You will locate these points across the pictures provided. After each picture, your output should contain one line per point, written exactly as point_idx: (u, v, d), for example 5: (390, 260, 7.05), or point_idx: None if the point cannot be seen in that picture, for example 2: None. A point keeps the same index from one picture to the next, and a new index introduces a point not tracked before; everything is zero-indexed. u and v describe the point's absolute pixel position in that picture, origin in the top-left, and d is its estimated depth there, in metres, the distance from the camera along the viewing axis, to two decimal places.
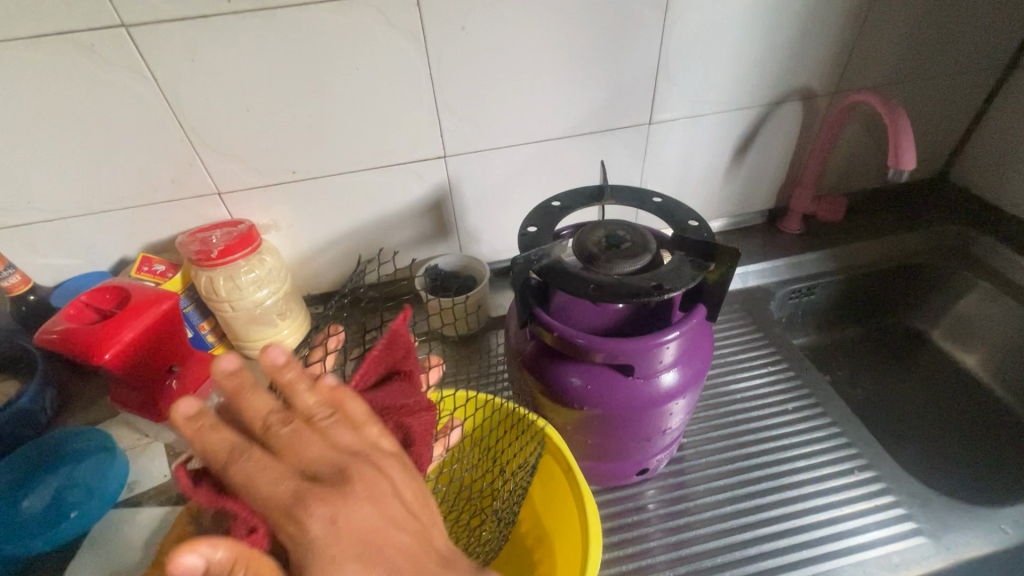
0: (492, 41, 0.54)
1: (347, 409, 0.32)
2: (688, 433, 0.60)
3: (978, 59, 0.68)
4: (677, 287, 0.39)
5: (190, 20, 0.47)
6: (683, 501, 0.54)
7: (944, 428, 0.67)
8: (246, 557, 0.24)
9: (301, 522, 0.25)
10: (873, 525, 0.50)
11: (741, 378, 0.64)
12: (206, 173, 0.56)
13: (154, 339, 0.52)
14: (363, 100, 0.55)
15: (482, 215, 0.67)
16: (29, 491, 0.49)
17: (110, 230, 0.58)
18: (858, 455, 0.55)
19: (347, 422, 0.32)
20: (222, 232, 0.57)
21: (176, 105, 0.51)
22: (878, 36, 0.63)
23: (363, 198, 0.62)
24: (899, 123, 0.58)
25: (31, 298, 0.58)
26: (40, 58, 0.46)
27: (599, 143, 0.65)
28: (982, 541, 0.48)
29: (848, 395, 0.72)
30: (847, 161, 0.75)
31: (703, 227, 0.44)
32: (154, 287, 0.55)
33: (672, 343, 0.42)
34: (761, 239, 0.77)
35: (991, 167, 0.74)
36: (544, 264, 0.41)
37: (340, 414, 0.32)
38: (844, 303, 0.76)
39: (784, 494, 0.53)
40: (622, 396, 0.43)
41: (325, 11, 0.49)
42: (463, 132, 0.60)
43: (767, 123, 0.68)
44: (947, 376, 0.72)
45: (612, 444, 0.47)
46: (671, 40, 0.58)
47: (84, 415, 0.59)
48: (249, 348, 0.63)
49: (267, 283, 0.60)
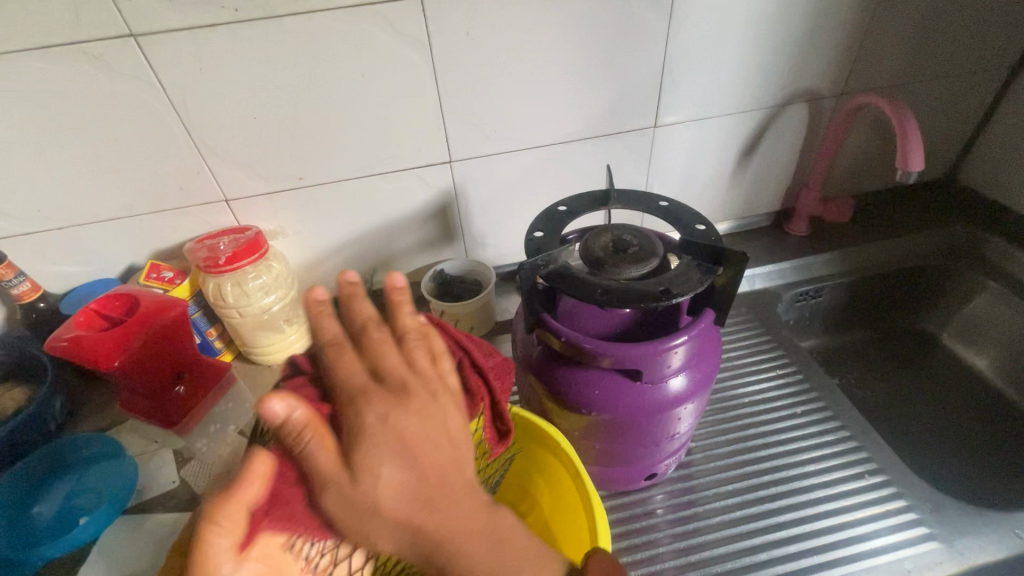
0: (496, 47, 0.54)
1: (436, 343, 0.36)
2: (696, 437, 0.60)
3: (986, 59, 0.67)
4: (685, 292, 0.38)
5: (197, 30, 0.47)
6: (692, 506, 0.53)
7: (954, 430, 0.67)
8: (313, 425, 0.29)
9: (362, 410, 0.30)
10: (885, 530, 0.49)
11: (749, 382, 0.64)
12: (213, 180, 0.57)
13: (161, 348, 0.53)
14: (368, 107, 0.55)
15: (486, 221, 0.67)
16: (40, 497, 0.49)
17: (118, 238, 0.59)
18: (868, 459, 0.55)
19: (429, 351, 0.35)
20: (229, 239, 0.57)
21: (185, 113, 0.52)
22: (884, 38, 0.63)
23: (369, 203, 0.62)
24: (905, 124, 0.58)
25: (42, 306, 0.58)
26: (50, 68, 0.47)
27: (604, 147, 0.65)
28: (995, 546, 0.47)
29: (857, 398, 0.71)
30: (854, 163, 0.74)
31: (711, 231, 0.44)
32: (163, 294, 0.55)
33: (679, 347, 0.42)
34: (768, 242, 0.76)
35: (998, 168, 0.73)
36: (552, 269, 0.41)
37: (425, 340, 0.36)
38: (852, 306, 0.76)
39: (793, 498, 0.53)
40: (630, 401, 0.43)
41: (332, 19, 0.49)
42: (468, 137, 0.60)
43: (773, 125, 0.68)
44: (958, 378, 0.72)
45: (620, 449, 0.47)
46: (675, 44, 0.58)
47: (94, 420, 0.59)
48: (256, 353, 0.63)
49: (274, 289, 0.60)
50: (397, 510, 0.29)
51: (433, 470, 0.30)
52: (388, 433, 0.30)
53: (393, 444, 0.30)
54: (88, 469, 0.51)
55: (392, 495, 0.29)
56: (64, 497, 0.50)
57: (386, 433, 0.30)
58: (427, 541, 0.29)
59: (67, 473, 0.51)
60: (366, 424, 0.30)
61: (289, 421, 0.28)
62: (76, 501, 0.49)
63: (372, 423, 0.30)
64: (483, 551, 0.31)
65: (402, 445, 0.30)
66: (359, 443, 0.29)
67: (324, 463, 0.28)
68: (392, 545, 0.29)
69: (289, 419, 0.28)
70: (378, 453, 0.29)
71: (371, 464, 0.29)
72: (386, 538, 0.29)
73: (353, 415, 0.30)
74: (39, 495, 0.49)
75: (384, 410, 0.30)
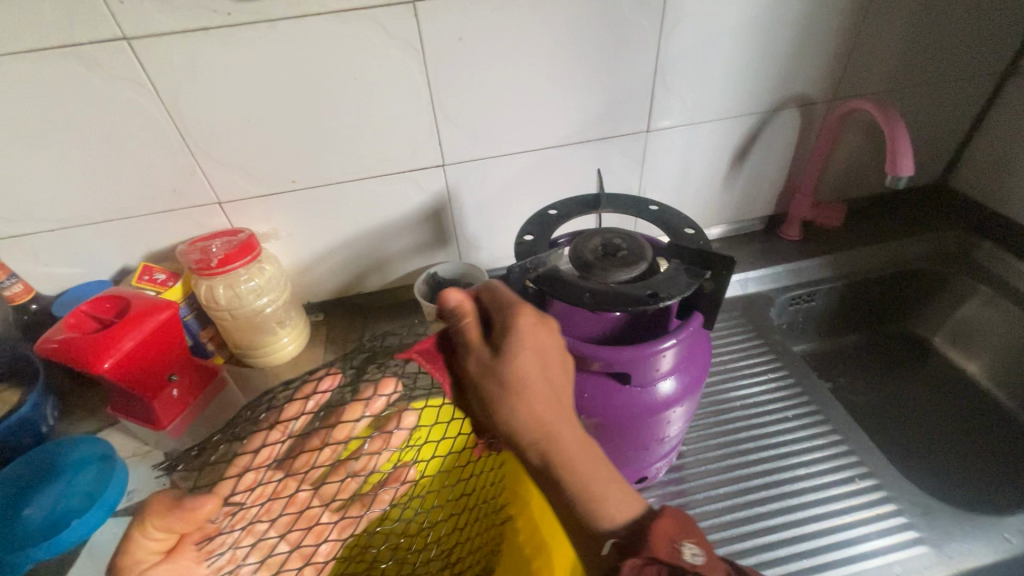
0: (489, 51, 0.54)
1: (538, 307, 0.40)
2: (688, 441, 0.60)
3: (976, 66, 0.68)
4: (672, 296, 0.39)
5: (190, 33, 0.47)
6: (683, 510, 0.53)
7: (946, 435, 0.67)
8: (468, 310, 0.34)
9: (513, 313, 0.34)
10: (875, 534, 0.49)
11: (741, 386, 0.64)
12: (206, 183, 0.57)
13: (152, 350, 0.53)
14: (360, 110, 0.55)
15: (480, 224, 0.68)
16: (31, 499, 0.49)
17: (111, 240, 0.59)
18: (859, 463, 0.55)
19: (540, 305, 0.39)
20: (222, 242, 0.57)
21: (178, 116, 0.52)
22: (875, 44, 0.63)
23: (362, 206, 0.62)
24: (896, 130, 0.58)
25: (34, 308, 0.58)
26: (43, 71, 0.47)
27: (597, 152, 0.65)
28: (984, 551, 0.47)
29: (849, 402, 0.72)
30: (846, 168, 0.75)
31: (700, 235, 0.44)
32: (155, 296, 0.55)
33: (668, 351, 0.42)
34: (761, 246, 0.77)
35: (988, 174, 0.74)
36: (541, 273, 0.41)
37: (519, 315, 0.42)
38: (844, 310, 0.76)
39: (784, 502, 0.53)
40: (620, 404, 0.43)
41: (324, 22, 0.49)
42: (461, 141, 0.60)
43: (766, 130, 0.68)
44: (950, 382, 0.72)
45: (610, 452, 0.47)
46: (667, 50, 0.59)
47: (86, 422, 0.59)
48: (248, 356, 0.63)
49: (267, 291, 0.61)
50: (532, 401, 0.32)
51: (553, 377, 0.34)
52: (532, 339, 0.33)
53: (531, 346, 0.33)
54: (80, 471, 0.51)
55: (525, 385, 0.32)
56: (56, 500, 0.49)
57: (530, 334, 0.33)
58: (541, 432, 0.32)
59: (58, 475, 0.50)
60: (523, 330, 0.33)
61: (461, 305, 0.34)
62: (67, 504, 0.49)
63: (523, 330, 0.33)
64: (581, 455, 0.33)
65: (535, 351, 0.33)
66: (513, 339, 0.32)
67: (479, 342, 0.33)
68: (509, 429, 0.32)
69: (459, 305, 0.34)
70: (521, 349, 0.32)
71: (514, 354, 0.32)
72: (507, 419, 0.32)
73: (509, 316, 0.33)
74: (30, 496, 0.49)
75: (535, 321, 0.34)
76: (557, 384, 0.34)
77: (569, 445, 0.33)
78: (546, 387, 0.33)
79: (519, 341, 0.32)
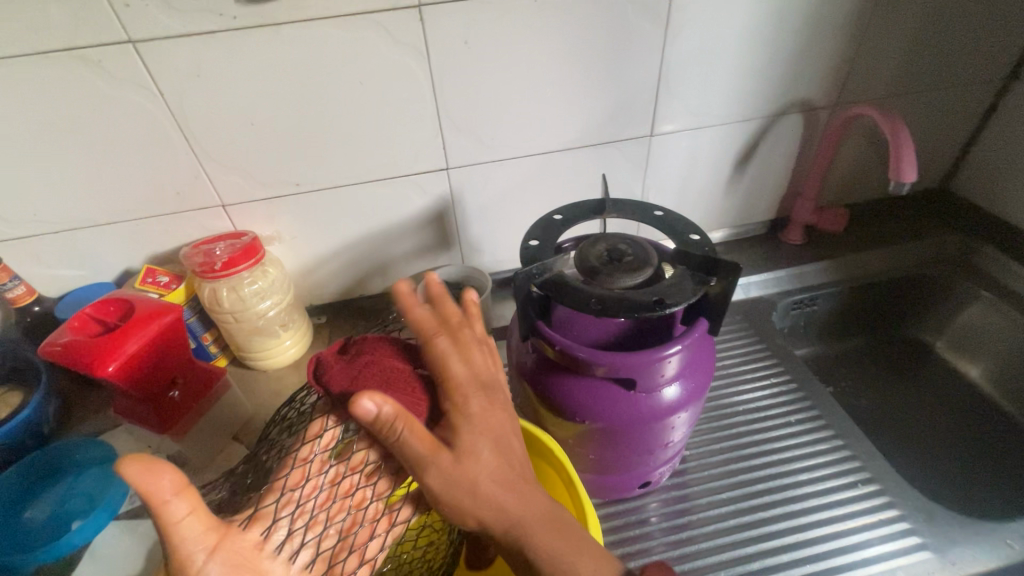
0: (493, 56, 0.54)
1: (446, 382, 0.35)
2: (691, 445, 0.60)
3: (978, 71, 0.68)
4: (679, 302, 0.38)
5: (195, 36, 0.47)
6: (686, 514, 0.53)
7: (947, 439, 0.67)
8: (403, 418, 0.31)
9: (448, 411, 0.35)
10: (877, 540, 0.50)
11: (744, 390, 0.64)
12: (210, 184, 0.57)
13: (157, 353, 0.52)
14: (364, 114, 0.55)
15: (482, 228, 0.68)
16: (33, 503, 0.49)
17: (115, 242, 0.59)
18: (861, 468, 0.55)
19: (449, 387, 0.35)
20: (226, 244, 0.57)
21: (182, 118, 0.52)
22: (879, 49, 0.63)
23: (367, 210, 0.62)
24: (899, 135, 0.58)
25: (36, 310, 0.58)
26: (47, 73, 0.47)
27: (601, 155, 0.65)
28: (986, 557, 0.47)
29: (850, 406, 0.72)
30: (848, 172, 0.75)
31: (705, 241, 0.44)
32: (160, 300, 0.55)
33: (674, 357, 0.42)
34: (763, 250, 0.77)
35: (993, 178, 0.73)
36: (546, 279, 0.41)
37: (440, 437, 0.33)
38: (846, 314, 0.76)
39: (786, 507, 0.53)
40: (624, 411, 0.43)
41: (330, 27, 0.49)
42: (464, 145, 0.60)
43: (769, 134, 0.69)
44: (951, 387, 0.72)
45: (615, 457, 0.47)
46: (671, 54, 0.59)
47: (88, 424, 0.59)
48: (251, 359, 0.64)
49: (270, 294, 0.60)
50: (494, 491, 0.35)
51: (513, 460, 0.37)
52: (492, 451, 0.35)
53: (487, 430, 0.36)
54: (81, 474, 0.51)
55: (487, 468, 0.35)
56: (58, 503, 0.49)
57: (483, 422, 0.36)
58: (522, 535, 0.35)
59: (59, 479, 0.51)
60: (471, 409, 0.35)
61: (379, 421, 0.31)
62: (69, 507, 0.49)
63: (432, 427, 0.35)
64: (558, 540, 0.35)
65: (501, 459, 0.36)
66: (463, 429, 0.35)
67: (421, 446, 0.32)
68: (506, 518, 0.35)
69: (380, 414, 0.30)
70: (480, 438, 0.35)
71: (472, 442, 0.35)
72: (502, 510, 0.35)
73: (461, 411, 0.35)
74: (31, 500, 0.49)
75: (473, 411, 0.36)
76: (523, 478, 0.37)
77: (534, 536, 0.35)
78: (506, 475, 0.36)
79: (478, 423, 0.35)
